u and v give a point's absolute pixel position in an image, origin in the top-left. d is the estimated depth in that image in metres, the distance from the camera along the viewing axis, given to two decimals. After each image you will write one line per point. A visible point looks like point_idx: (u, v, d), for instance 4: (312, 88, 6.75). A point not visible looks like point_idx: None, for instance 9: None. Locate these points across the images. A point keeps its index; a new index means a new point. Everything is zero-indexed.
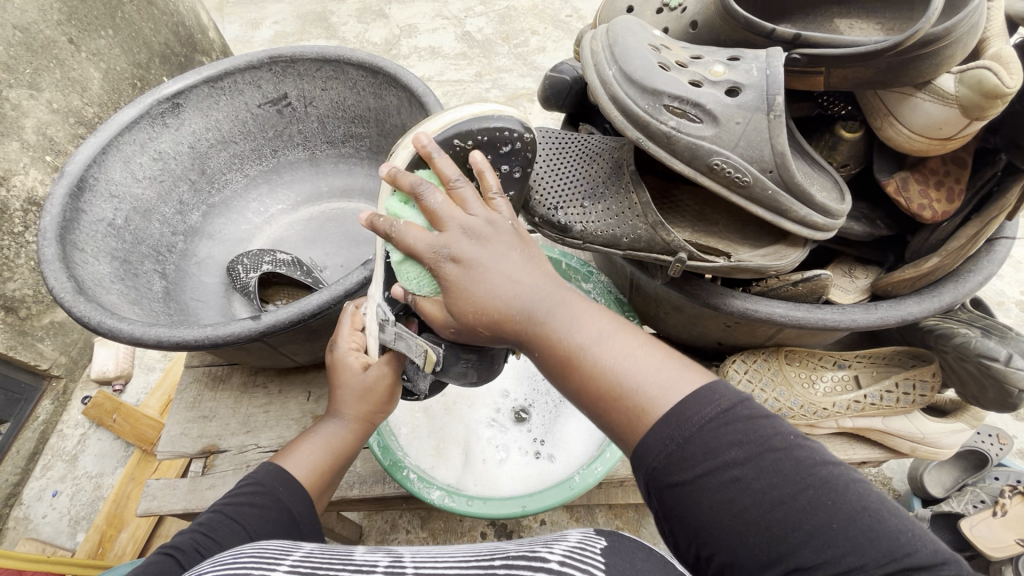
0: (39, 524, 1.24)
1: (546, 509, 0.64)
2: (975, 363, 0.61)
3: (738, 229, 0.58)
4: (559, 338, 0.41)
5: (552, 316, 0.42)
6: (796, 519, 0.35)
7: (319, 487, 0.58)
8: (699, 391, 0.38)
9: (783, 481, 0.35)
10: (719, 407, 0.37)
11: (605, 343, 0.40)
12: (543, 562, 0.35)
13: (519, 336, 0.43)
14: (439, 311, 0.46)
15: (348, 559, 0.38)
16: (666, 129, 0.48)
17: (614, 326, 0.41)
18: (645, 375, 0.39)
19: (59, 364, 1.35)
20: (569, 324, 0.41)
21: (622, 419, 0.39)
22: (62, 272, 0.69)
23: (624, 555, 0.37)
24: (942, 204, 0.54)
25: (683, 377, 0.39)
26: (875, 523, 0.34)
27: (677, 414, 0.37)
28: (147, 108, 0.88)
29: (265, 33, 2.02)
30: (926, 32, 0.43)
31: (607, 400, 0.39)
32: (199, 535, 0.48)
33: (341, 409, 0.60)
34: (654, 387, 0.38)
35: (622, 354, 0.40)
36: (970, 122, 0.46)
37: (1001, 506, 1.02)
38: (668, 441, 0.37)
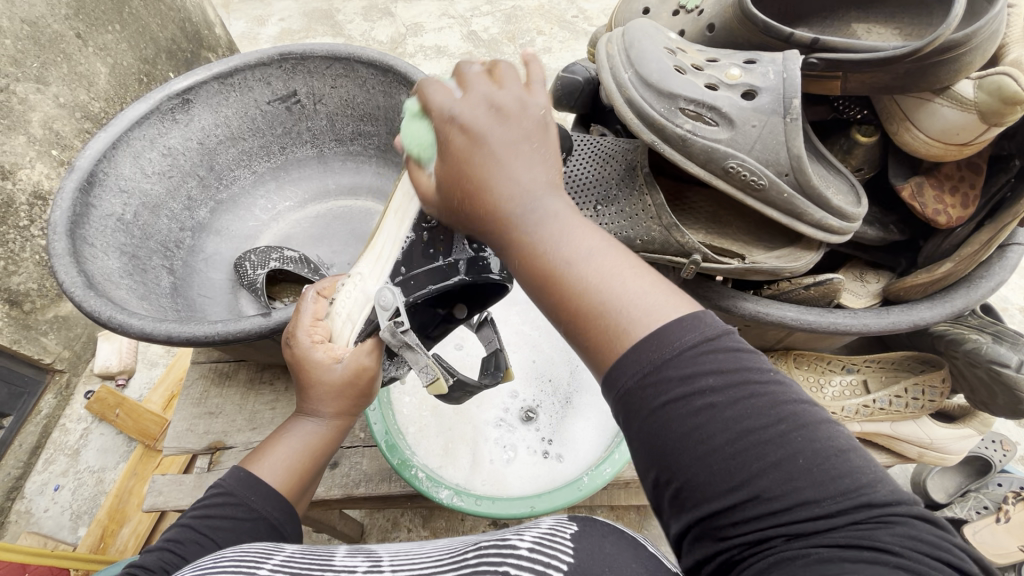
0: (40, 518, 1.24)
1: (555, 510, 0.65)
2: (985, 369, 0.61)
3: (752, 232, 0.58)
4: (540, 240, 0.37)
5: (538, 222, 0.38)
6: (763, 448, 0.30)
7: (298, 488, 0.55)
8: (683, 320, 0.33)
9: (754, 412, 0.31)
10: (710, 332, 0.33)
11: (589, 263, 0.36)
12: (513, 550, 0.33)
13: (497, 235, 0.39)
14: (426, 182, 0.44)
15: (329, 562, 0.38)
16: (681, 132, 0.47)
17: (599, 247, 0.37)
18: (638, 295, 0.35)
19: (62, 358, 1.35)
20: (553, 224, 0.37)
21: (595, 337, 0.35)
22: (72, 266, 0.69)
23: (595, 540, 0.35)
24: (957, 210, 0.54)
25: (671, 304, 0.35)
26: (843, 462, 0.30)
27: (657, 337, 0.33)
28: (157, 103, 0.88)
29: (271, 30, 2.03)
30: (946, 38, 0.43)
31: (585, 317, 0.35)
32: (165, 552, 0.46)
33: (314, 404, 0.55)
34: (645, 305, 0.35)
35: (610, 270, 0.36)
36: (987, 129, 0.46)
37: (1005, 513, 1.06)
38: (646, 363, 0.33)
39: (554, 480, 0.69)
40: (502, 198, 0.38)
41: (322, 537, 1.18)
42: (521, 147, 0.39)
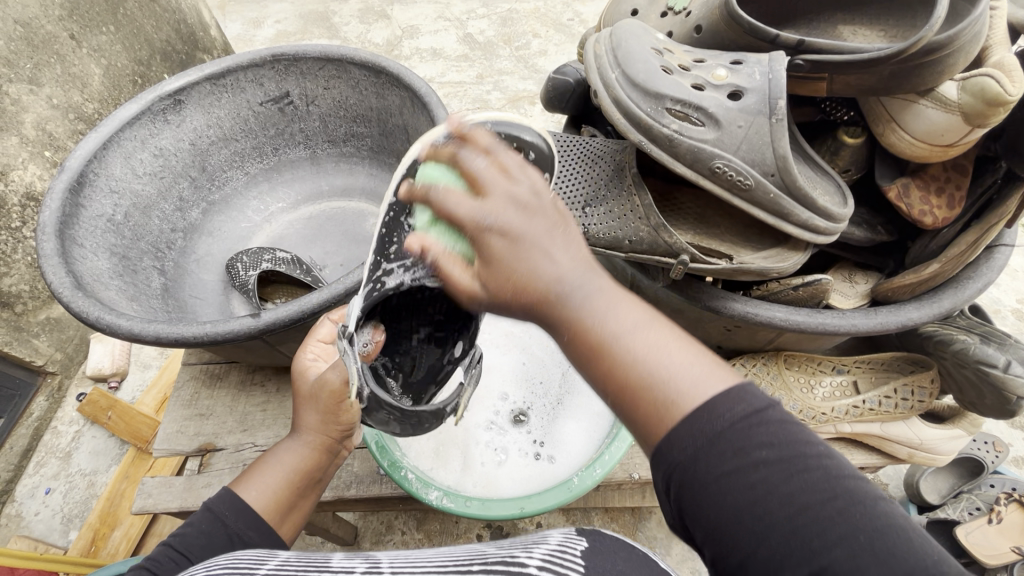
0: (31, 522, 1.23)
1: (545, 512, 0.64)
2: (974, 369, 0.61)
3: (739, 231, 0.58)
4: (591, 321, 0.33)
5: (592, 307, 0.33)
6: (811, 524, 0.28)
7: (278, 511, 0.54)
8: (735, 389, 0.31)
9: (810, 487, 0.29)
10: (756, 407, 0.31)
11: (638, 340, 0.32)
12: (522, 567, 0.34)
13: (549, 317, 0.34)
14: (464, 278, 0.36)
15: (325, 564, 0.38)
16: (668, 132, 0.48)
17: (641, 317, 0.33)
18: (680, 369, 0.32)
19: (54, 360, 1.35)
20: (599, 307, 0.33)
21: (642, 411, 0.32)
22: (61, 267, 0.68)
23: (606, 559, 0.36)
24: (943, 210, 0.54)
25: (715, 374, 0.32)
26: (909, 549, 0.27)
27: (709, 412, 0.31)
28: (148, 104, 0.88)
29: (267, 32, 2.03)
30: (930, 39, 0.43)
31: (643, 400, 0.32)
32: (144, 572, 0.44)
33: (300, 423, 0.58)
34: (691, 381, 0.31)
35: (654, 346, 0.32)
36: (972, 129, 0.47)
37: (997, 514, 1.03)
38: (697, 437, 0.30)
39: (548, 480, 0.68)
40: (536, 293, 0.33)
41: (315, 540, 1.17)
42: (538, 240, 0.34)
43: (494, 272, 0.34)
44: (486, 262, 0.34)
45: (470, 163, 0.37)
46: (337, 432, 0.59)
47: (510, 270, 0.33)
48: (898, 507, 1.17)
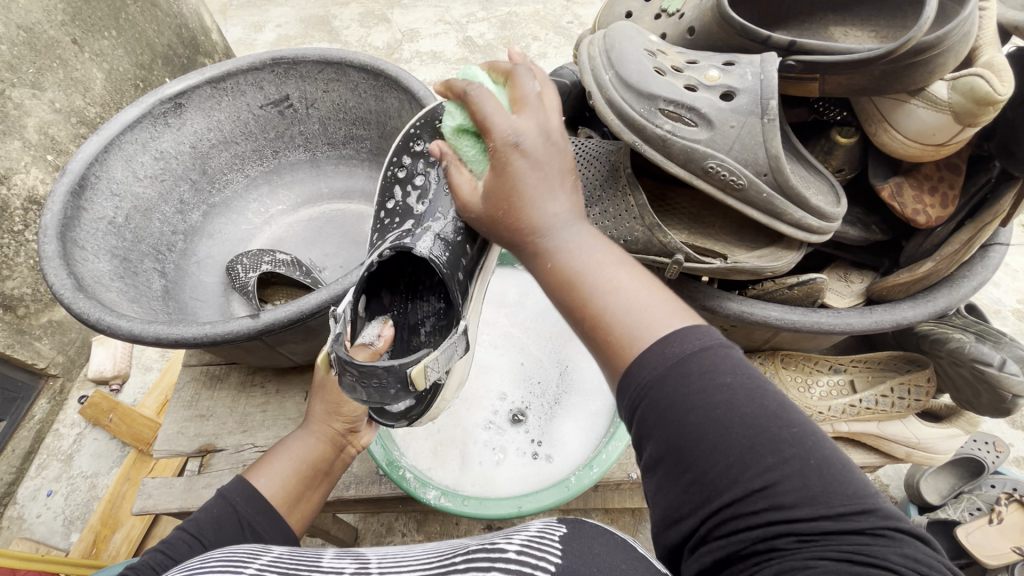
0: (33, 524, 1.24)
1: (542, 511, 0.65)
2: (969, 368, 0.62)
3: (734, 231, 0.59)
4: (565, 259, 0.40)
5: (574, 246, 0.41)
6: (758, 446, 0.31)
7: (288, 498, 0.56)
8: (693, 327, 0.35)
9: (759, 415, 0.32)
10: (706, 343, 0.34)
11: (608, 274, 0.39)
12: (502, 553, 0.34)
13: (531, 247, 0.42)
14: (468, 191, 0.45)
15: (315, 564, 0.38)
16: (661, 133, 0.48)
17: (618, 262, 0.40)
18: (634, 305, 0.37)
19: (56, 362, 1.35)
20: (579, 252, 0.40)
21: (605, 336, 0.37)
22: (62, 269, 0.69)
23: (584, 540, 0.36)
24: (937, 209, 0.55)
25: (675, 316, 0.36)
26: (840, 477, 0.30)
27: (662, 344, 0.34)
28: (149, 107, 0.88)
29: (268, 36, 2.04)
30: (919, 40, 0.44)
31: (596, 319, 0.38)
32: (158, 555, 0.44)
33: (311, 418, 0.63)
34: (643, 318, 0.36)
35: (619, 281, 0.38)
36: (963, 128, 0.47)
37: (997, 514, 1.03)
38: (660, 360, 0.34)
39: (546, 480, 0.69)
40: (529, 225, 0.42)
41: (315, 541, 1.18)
42: (541, 176, 0.42)
43: (500, 186, 0.42)
44: (496, 174, 0.42)
45: (523, 83, 0.44)
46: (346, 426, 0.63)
47: (512, 194, 0.42)
48: (898, 508, 1.17)
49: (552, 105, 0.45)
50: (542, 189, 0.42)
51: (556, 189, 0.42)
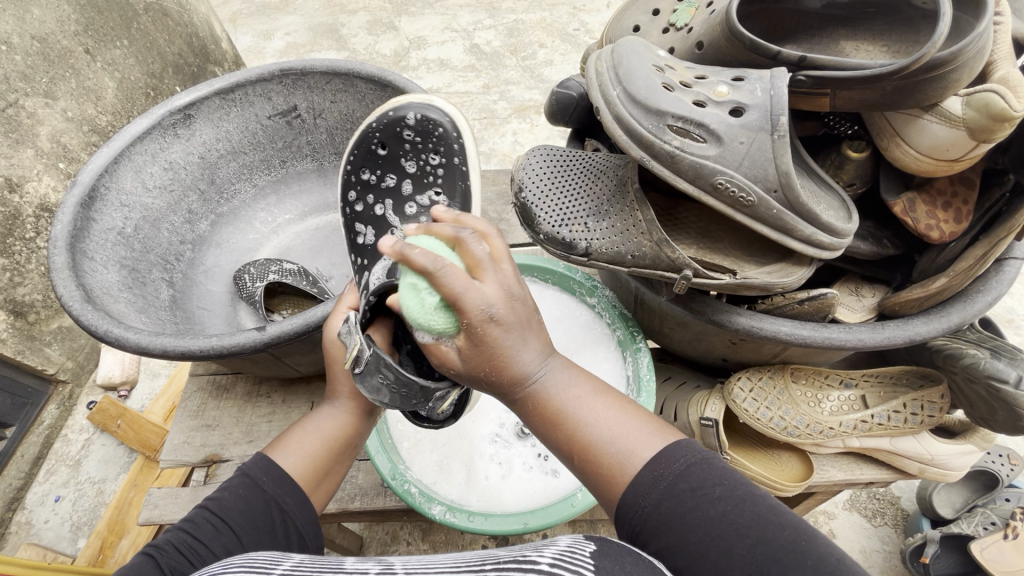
0: (40, 530, 1.24)
1: (548, 527, 0.63)
2: (984, 385, 0.60)
3: (743, 246, 0.58)
4: (551, 399, 0.44)
5: (551, 384, 0.44)
6: (763, 551, 0.37)
7: (313, 477, 0.55)
8: (672, 445, 0.43)
9: (757, 520, 0.39)
10: (696, 457, 0.42)
11: (591, 409, 0.44)
12: (534, 565, 0.34)
13: (514, 396, 0.45)
14: (448, 351, 0.43)
15: (339, 567, 0.39)
16: (669, 149, 0.48)
17: (595, 393, 0.45)
18: (616, 436, 0.43)
19: (65, 368, 1.36)
20: (562, 392, 0.44)
21: (597, 468, 0.43)
22: (71, 280, 0.69)
23: (614, 557, 0.36)
24: (950, 224, 0.54)
25: (656, 436, 0.43)
26: (837, 564, 0.36)
27: (653, 465, 0.41)
28: (159, 119, 0.89)
29: (277, 44, 2.06)
30: (931, 56, 0.43)
31: (587, 456, 0.43)
32: (183, 534, 0.47)
33: (337, 388, 0.60)
34: (627, 446, 0.43)
35: (602, 415, 0.44)
36: (977, 144, 0.46)
37: (1013, 529, 1.02)
38: (656, 479, 0.41)
39: (552, 496, 0.68)
40: (508, 378, 0.43)
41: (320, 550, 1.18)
42: (517, 333, 0.42)
43: (479, 354, 0.42)
44: (474, 344, 0.42)
45: (472, 249, 0.43)
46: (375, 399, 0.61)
47: (492, 357, 0.42)
48: (910, 521, 1.15)
49: (505, 258, 0.44)
50: (526, 358, 0.43)
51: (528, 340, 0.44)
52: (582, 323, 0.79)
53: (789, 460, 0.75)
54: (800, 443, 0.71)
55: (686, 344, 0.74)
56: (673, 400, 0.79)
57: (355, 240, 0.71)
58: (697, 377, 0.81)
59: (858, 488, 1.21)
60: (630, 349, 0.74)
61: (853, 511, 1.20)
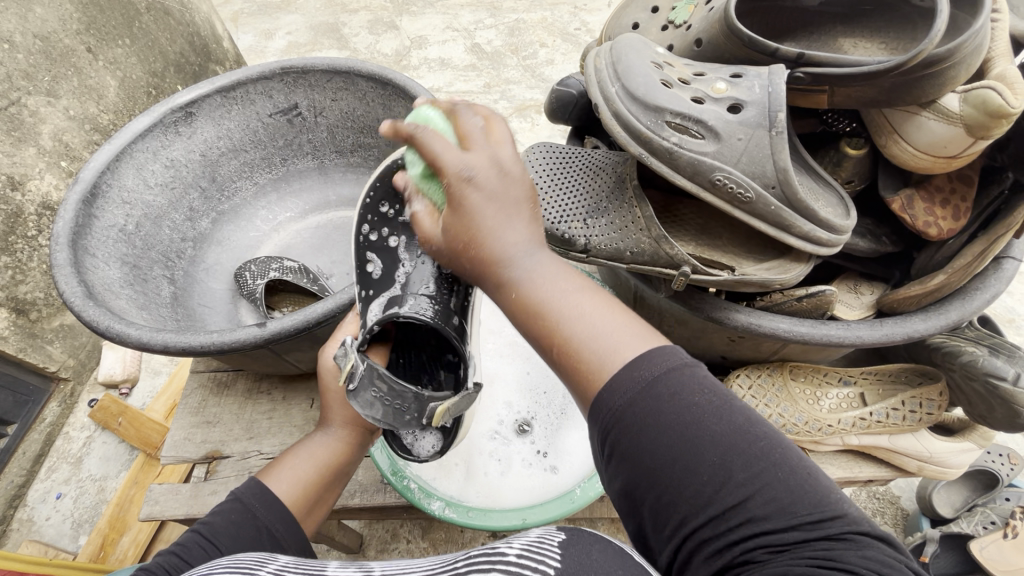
0: (42, 527, 1.25)
1: (545, 523, 0.65)
2: (983, 382, 0.60)
3: (742, 243, 0.58)
4: (533, 288, 0.42)
5: (533, 276, 0.42)
6: (730, 465, 0.34)
7: (306, 504, 0.57)
8: (656, 350, 0.38)
9: (730, 434, 0.35)
10: (681, 363, 0.38)
11: (570, 304, 0.41)
12: (502, 557, 0.34)
13: (496, 280, 0.43)
14: (431, 226, 0.46)
15: (321, 572, 0.39)
16: (668, 145, 0.48)
17: (577, 288, 0.42)
18: (599, 332, 0.39)
19: (67, 366, 1.37)
20: (544, 280, 0.42)
21: (573, 362, 0.40)
22: (73, 276, 0.70)
23: (583, 547, 0.35)
24: (948, 221, 0.54)
25: (639, 337, 0.39)
26: (805, 482, 0.34)
27: (631, 366, 0.37)
28: (160, 116, 0.89)
29: (278, 43, 2.06)
30: (928, 52, 0.43)
31: (567, 353, 0.40)
32: (173, 557, 0.45)
33: (332, 418, 0.63)
34: (608, 344, 0.39)
35: (582, 309, 0.40)
36: (975, 141, 0.46)
37: (1013, 529, 1.04)
38: (639, 386, 0.37)
39: (550, 493, 0.68)
40: (489, 255, 0.42)
41: (321, 547, 1.18)
42: (497, 208, 0.42)
43: (457, 221, 0.42)
44: (456, 210, 0.42)
45: (467, 121, 0.44)
46: (367, 429, 0.64)
47: (468, 227, 0.42)
48: (910, 521, 1.15)
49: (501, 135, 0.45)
50: (504, 235, 0.42)
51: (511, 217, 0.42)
52: None
53: None
54: (799, 440, 0.71)
55: (686, 342, 0.74)
56: None
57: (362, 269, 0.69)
58: None
59: (858, 487, 1.21)
60: None
61: None
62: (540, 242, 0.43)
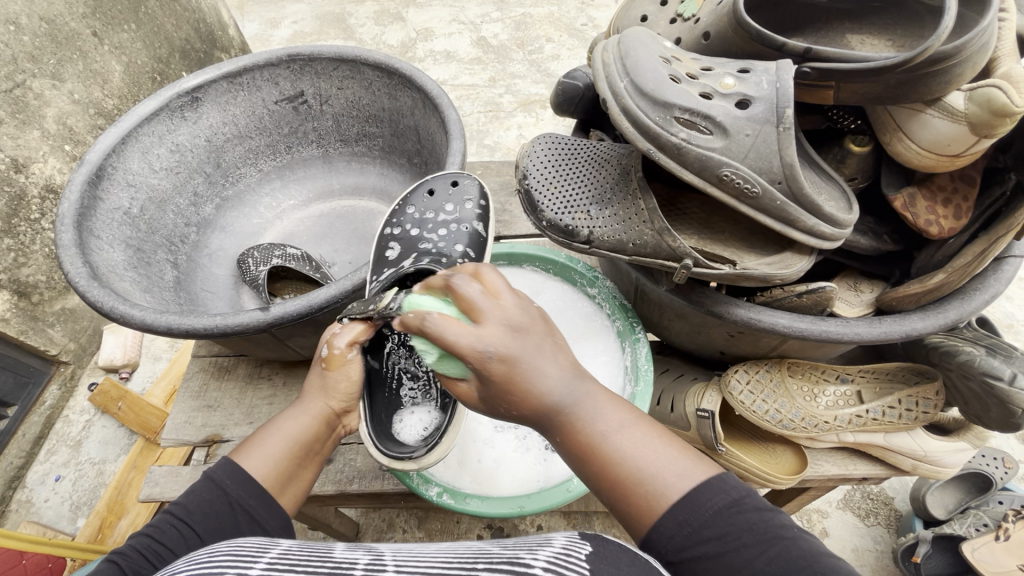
0: (41, 508, 1.25)
1: (544, 511, 0.64)
2: (978, 381, 0.61)
3: (743, 237, 0.59)
4: (581, 421, 0.44)
5: (580, 409, 0.44)
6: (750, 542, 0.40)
7: (279, 480, 0.55)
8: (713, 481, 0.43)
9: (753, 530, 0.41)
10: (736, 495, 0.42)
11: (627, 438, 0.44)
12: (527, 568, 0.35)
13: (546, 423, 0.45)
14: (465, 389, 0.45)
15: (328, 556, 0.39)
16: (676, 141, 0.48)
17: (627, 419, 0.45)
18: (655, 468, 0.43)
19: (68, 350, 1.37)
20: (596, 420, 0.44)
21: (633, 502, 0.43)
22: (78, 257, 0.70)
23: (611, 561, 0.37)
24: (949, 221, 0.54)
25: (694, 469, 0.44)
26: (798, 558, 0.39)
27: (689, 502, 0.42)
28: (166, 101, 0.90)
29: (284, 32, 2.06)
30: (935, 49, 0.43)
31: (621, 489, 0.43)
32: (144, 539, 0.47)
33: (304, 391, 0.60)
34: (667, 480, 0.43)
35: (636, 443, 0.44)
36: (978, 140, 0.47)
37: (1005, 531, 1.01)
38: (682, 524, 0.41)
39: (548, 481, 0.68)
40: (533, 403, 0.43)
41: (317, 535, 1.19)
42: (544, 359, 0.43)
43: (495, 386, 0.42)
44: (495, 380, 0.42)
45: (466, 291, 0.43)
46: (337, 404, 0.60)
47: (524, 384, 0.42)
48: (903, 522, 1.16)
49: (502, 292, 0.44)
50: (541, 378, 0.43)
51: (547, 359, 0.43)
52: (582, 314, 0.80)
53: (784, 453, 0.76)
54: (795, 436, 0.72)
55: (685, 336, 0.75)
56: (670, 392, 0.79)
57: (382, 253, 0.76)
58: (695, 371, 0.82)
59: (852, 487, 1.23)
60: (629, 340, 0.75)
61: (846, 510, 1.21)
62: (575, 372, 0.45)
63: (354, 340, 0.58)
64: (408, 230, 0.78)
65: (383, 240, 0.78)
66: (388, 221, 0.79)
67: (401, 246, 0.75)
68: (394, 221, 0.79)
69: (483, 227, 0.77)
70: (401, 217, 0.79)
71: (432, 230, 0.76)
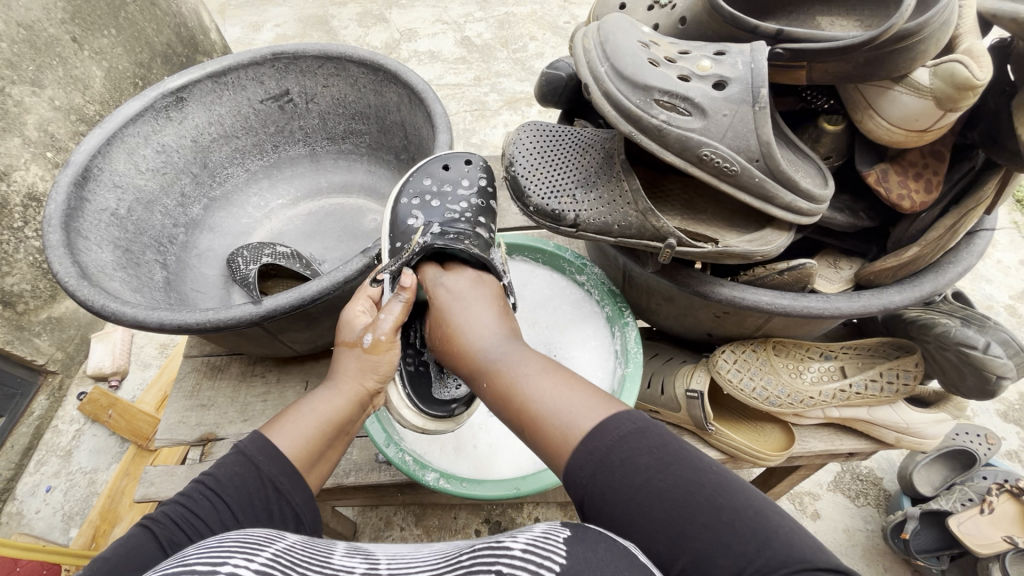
0: (32, 520, 1.24)
1: (540, 491, 0.65)
2: (955, 351, 0.63)
3: (723, 217, 0.60)
4: (501, 369, 0.55)
5: (502, 360, 0.56)
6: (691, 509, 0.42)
7: (309, 457, 0.54)
8: (617, 416, 0.48)
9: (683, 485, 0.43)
10: (638, 426, 0.47)
11: (541, 386, 0.52)
12: (506, 551, 0.36)
13: (475, 371, 0.57)
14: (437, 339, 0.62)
15: (327, 560, 0.40)
16: (657, 123, 0.50)
17: (545, 374, 0.53)
18: (561, 408, 0.50)
19: (55, 359, 1.36)
20: (509, 364, 0.55)
21: (550, 440, 0.49)
22: (67, 257, 0.70)
23: (588, 544, 0.38)
24: (921, 195, 0.56)
25: (600, 408, 0.49)
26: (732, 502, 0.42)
27: (597, 432, 0.47)
28: (152, 101, 0.90)
29: (266, 35, 2.05)
30: (899, 27, 0.45)
31: (534, 425, 0.50)
32: (178, 509, 0.48)
33: (340, 372, 0.60)
34: (571, 416, 0.49)
35: (550, 389, 0.52)
36: (944, 113, 0.49)
37: (989, 504, 1.04)
38: (593, 452, 0.46)
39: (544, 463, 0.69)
40: (462, 345, 0.59)
41: None
42: (473, 313, 0.61)
43: (440, 321, 0.62)
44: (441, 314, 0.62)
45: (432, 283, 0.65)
46: (374, 386, 0.60)
47: (453, 322, 0.60)
48: (892, 500, 1.19)
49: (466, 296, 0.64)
50: (469, 321, 0.60)
51: (483, 314, 0.61)
52: (572, 301, 0.81)
53: (772, 432, 0.78)
54: (782, 412, 0.73)
55: (673, 320, 0.76)
56: (659, 374, 0.81)
57: (405, 221, 0.75)
58: (685, 355, 0.84)
59: (842, 469, 1.25)
60: (618, 324, 0.76)
61: (837, 492, 1.23)
62: (505, 335, 0.59)
63: (396, 324, 0.61)
64: (428, 201, 0.77)
65: (403, 210, 0.76)
66: (406, 191, 0.78)
67: (425, 218, 0.75)
68: (410, 191, 0.78)
69: (490, 201, 0.80)
70: (421, 188, 0.77)
71: (451, 203, 0.77)
